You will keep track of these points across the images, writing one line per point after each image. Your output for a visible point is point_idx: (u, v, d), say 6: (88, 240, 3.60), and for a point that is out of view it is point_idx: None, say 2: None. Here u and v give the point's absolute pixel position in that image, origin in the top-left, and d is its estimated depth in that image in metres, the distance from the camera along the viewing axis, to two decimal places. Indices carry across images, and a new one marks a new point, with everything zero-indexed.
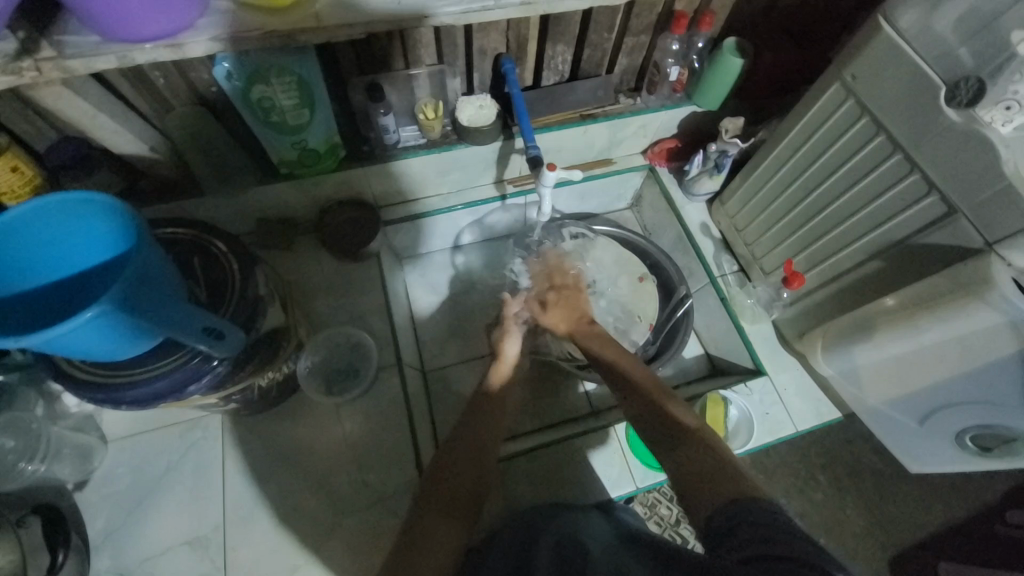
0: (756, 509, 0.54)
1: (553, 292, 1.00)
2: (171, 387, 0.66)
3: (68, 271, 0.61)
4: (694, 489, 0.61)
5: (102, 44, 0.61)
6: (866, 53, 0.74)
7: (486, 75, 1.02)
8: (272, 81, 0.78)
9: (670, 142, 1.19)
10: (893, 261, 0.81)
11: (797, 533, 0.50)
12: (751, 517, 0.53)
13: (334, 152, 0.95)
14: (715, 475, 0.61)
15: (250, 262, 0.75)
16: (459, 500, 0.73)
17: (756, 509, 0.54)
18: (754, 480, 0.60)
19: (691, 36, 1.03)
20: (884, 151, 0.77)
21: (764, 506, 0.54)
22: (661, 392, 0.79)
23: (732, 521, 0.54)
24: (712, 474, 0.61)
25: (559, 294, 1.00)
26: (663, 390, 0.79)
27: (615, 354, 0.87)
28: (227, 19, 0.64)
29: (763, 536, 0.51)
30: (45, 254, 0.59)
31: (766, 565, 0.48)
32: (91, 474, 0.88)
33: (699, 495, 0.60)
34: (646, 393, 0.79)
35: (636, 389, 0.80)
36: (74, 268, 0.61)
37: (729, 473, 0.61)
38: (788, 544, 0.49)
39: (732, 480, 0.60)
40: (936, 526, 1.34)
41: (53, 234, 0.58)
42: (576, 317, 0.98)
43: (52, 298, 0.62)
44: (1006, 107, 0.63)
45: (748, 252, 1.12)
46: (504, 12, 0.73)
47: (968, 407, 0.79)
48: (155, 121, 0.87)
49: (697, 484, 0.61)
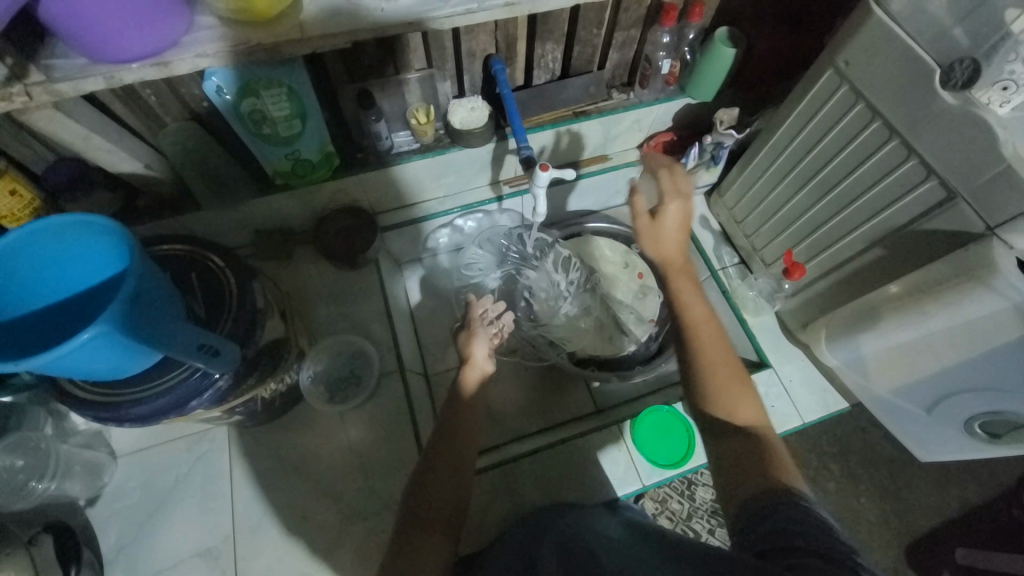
0: (784, 500, 0.55)
1: (675, 201, 0.78)
2: (173, 403, 0.66)
3: (60, 291, 0.61)
4: (734, 477, 0.62)
5: (89, 66, 0.62)
6: (857, 39, 0.73)
7: (476, 76, 1.01)
8: (262, 93, 0.78)
9: (666, 134, 1.17)
10: (894, 248, 0.80)
11: (823, 528, 0.50)
12: (778, 510, 0.54)
13: (329, 161, 0.96)
14: (744, 465, 0.62)
15: (248, 276, 0.75)
16: (449, 510, 0.73)
17: (784, 506, 0.54)
18: (783, 466, 0.61)
19: (682, 28, 1.02)
20: (879, 138, 0.76)
21: (789, 502, 0.54)
22: (729, 376, 0.70)
23: (756, 515, 0.55)
24: (740, 464, 0.62)
25: (680, 204, 0.78)
26: (735, 365, 0.71)
27: (698, 316, 0.74)
28: (213, 35, 0.64)
29: (786, 532, 0.51)
30: (41, 275, 0.59)
31: (786, 558, 0.48)
32: (101, 490, 0.89)
33: (734, 486, 0.61)
34: (722, 376, 0.70)
35: (712, 373, 0.70)
36: (67, 288, 0.61)
37: (763, 460, 0.62)
38: (808, 536, 0.49)
39: (752, 470, 0.61)
40: (952, 512, 1.33)
41: (46, 256, 0.58)
42: (683, 245, 0.80)
43: (38, 317, 0.61)
44: (1003, 88, 0.62)
45: (748, 243, 1.11)
46: (489, 14, 0.72)
47: (977, 394, 0.77)
48: (149, 138, 0.88)
49: (737, 473, 0.62)
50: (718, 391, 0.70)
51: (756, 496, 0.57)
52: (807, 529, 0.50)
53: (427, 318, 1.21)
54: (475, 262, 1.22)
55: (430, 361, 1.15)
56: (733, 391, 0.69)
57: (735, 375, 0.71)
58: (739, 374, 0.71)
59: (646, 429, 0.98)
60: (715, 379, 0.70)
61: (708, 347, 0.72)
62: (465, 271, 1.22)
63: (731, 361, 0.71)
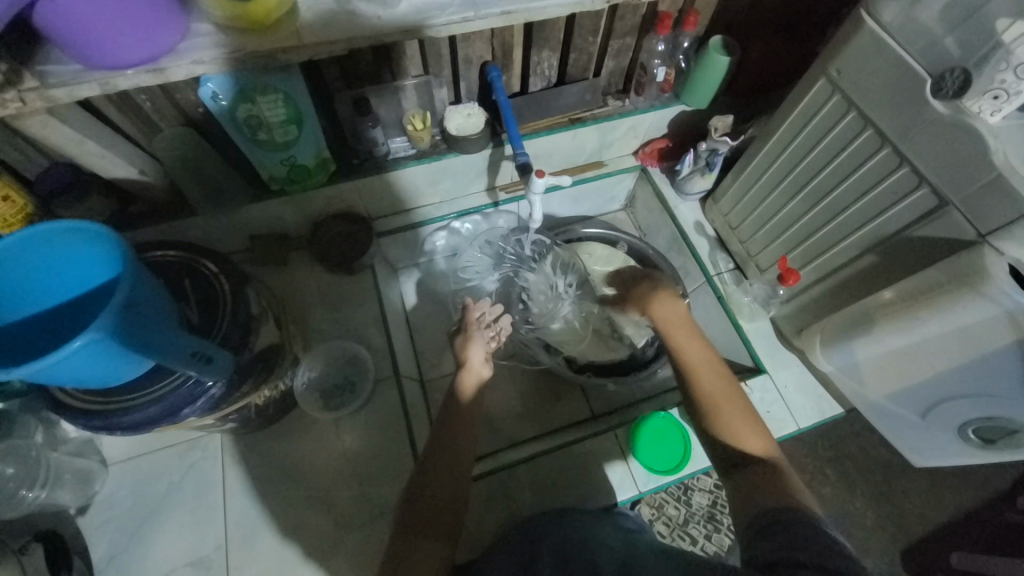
0: (795, 517, 0.55)
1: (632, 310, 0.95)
2: (165, 411, 0.66)
3: (22, 307, 0.59)
4: (748, 498, 0.62)
5: (84, 72, 0.62)
6: (849, 49, 0.74)
7: (473, 83, 1.02)
8: (257, 99, 0.78)
9: (661, 141, 1.19)
10: (887, 255, 0.80)
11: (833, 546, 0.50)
12: (790, 525, 0.54)
13: (325, 166, 0.96)
14: (757, 490, 0.63)
15: (242, 282, 0.75)
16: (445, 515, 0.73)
17: (798, 522, 0.54)
18: (796, 491, 0.61)
19: (677, 36, 1.03)
20: (872, 145, 0.77)
21: (800, 519, 0.55)
22: (735, 407, 0.73)
23: (768, 528, 0.56)
24: (756, 485, 0.64)
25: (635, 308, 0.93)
26: (734, 391, 0.74)
27: (696, 355, 0.78)
28: (209, 41, 0.64)
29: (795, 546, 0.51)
30: (13, 288, 0.58)
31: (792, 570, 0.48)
32: (92, 498, 0.88)
33: (746, 504, 0.62)
34: (722, 407, 0.72)
35: (714, 405, 0.73)
36: (29, 305, 0.60)
37: (776, 486, 0.62)
38: (812, 551, 0.49)
39: (766, 491, 0.62)
40: (947, 515, 1.33)
41: (24, 269, 0.57)
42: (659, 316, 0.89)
43: None
44: (994, 97, 0.62)
45: (743, 249, 1.11)
46: (485, 22, 0.73)
47: (970, 400, 0.78)
48: (144, 144, 0.87)
49: (754, 492, 0.62)
50: (722, 423, 0.71)
51: (767, 512, 0.58)
52: (817, 544, 0.50)
53: (423, 324, 1.21)
54: (471, 265, 1.21)
55: (426, 367, 1.15)
56: (737, 420, 0.71)
57: (737, 403, 0.73)
58: (746, 407, 0.73)
59: (645, 437, 0.97)
60: (722, 412, 0.72)
61: (710, 383, 0.75)
62: (462, 273, 1.21)
63: (729, 389, 0.74)
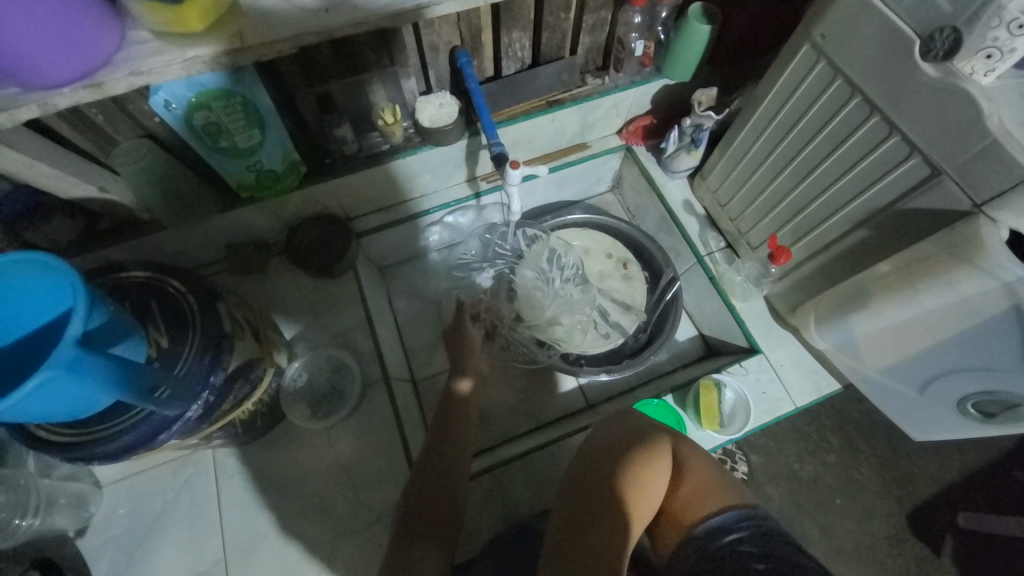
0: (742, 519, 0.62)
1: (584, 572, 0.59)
2: (142, 438, 0.65)
3: None
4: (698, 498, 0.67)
5: (21, 95, 0.59)
6: (833, 11, 0.70)
7: (442, 70, 0.97)
8: (213, 106, 0.75)
9: (645, 119, 1.14)
10: (880, 228, 0.77)
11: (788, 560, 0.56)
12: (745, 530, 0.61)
13: (295, 169, 0.92)
14: (695, 490, 0.69)
15: (211, 299, 0.73)
16: (435, 522, 0.72)
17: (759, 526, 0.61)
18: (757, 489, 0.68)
19: (654, 6, 0.98)
20: (861, 114, 0.73)
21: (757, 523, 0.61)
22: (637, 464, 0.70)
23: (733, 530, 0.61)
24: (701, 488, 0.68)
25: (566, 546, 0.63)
26: (630, 456, 0.71)
27: (600, 498, 0.68)
28: (149, 51, 0.61)
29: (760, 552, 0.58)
30: None
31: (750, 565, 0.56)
32: (90, 520, 0.88)
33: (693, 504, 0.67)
34: (641, 478, 0.69)
35: (643, 491, 0.68)
36: None
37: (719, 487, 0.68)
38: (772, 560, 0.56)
39: (708, 492, 0.67)
40: (952, 476, 1.33)
41: None
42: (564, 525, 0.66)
43: None
44: (986, 56, 0.58)
45: (734, 227, 1.08)
46: (445, 7, 0.69)
47: (967, 373, 0.75)
48: (103, 160, 0.84)
49: (704, 491, 0.67)
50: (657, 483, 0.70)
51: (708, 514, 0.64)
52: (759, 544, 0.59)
53: (412, 321, 1.19)
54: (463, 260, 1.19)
55: (417, 366, 1.14)
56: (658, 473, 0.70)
57: (653, 469, 0.70)
58: (645, 456, 0.71)
59: None
60: (644, 480, 0.69)
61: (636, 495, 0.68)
62: (457, 271, 1.20)
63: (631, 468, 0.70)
